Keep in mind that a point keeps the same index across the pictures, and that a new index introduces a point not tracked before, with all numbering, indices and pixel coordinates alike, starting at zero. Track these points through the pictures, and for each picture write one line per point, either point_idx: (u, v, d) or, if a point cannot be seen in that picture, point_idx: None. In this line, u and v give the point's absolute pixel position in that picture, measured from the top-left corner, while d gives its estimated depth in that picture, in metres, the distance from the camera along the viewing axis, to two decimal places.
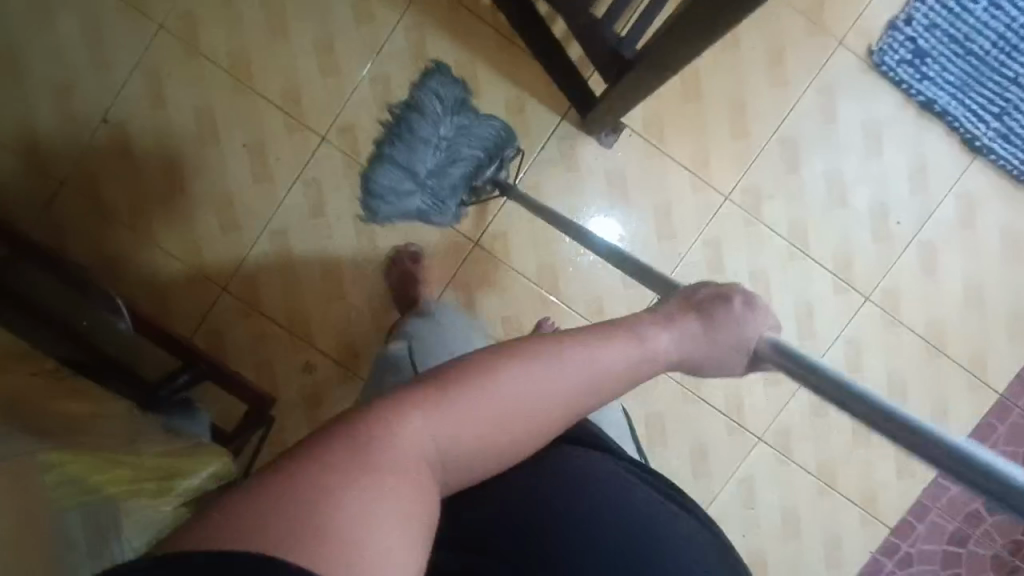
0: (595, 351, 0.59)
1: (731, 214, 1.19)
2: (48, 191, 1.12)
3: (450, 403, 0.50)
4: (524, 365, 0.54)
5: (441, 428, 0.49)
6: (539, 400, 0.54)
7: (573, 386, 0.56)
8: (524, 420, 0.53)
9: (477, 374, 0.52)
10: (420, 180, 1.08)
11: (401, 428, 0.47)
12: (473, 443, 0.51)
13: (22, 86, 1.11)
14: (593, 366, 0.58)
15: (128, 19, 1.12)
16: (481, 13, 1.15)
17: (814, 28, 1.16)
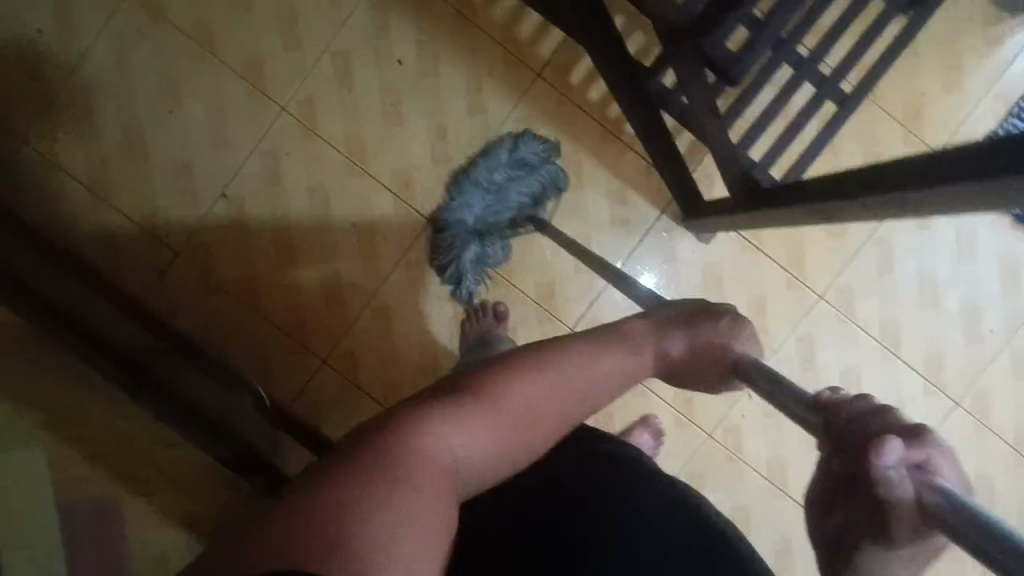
0: (585, 365, 0.69)
1: (825, 313, 1.20)
2: (163, 261, 1.16)
3: (464, 414, 0.58)
4: (518, 380, 0.64)
5: (460, 436, 0.57)
6: (534, 410, 0.63)
7: (564, 399, 0.66)
8: (525, 426, 0.62)
9: (480, 393, 0.61)
10: (473, 225, 1.16)
11: (427, 436, 0.55)
12: (481, 451, 0.58)
13: (146, 161, 1.15)
14: (583, 381, 0.68)
15: (250, 100, 1.15)
16: (590, 109, 1.17)
17: (912, 136, 1.17)
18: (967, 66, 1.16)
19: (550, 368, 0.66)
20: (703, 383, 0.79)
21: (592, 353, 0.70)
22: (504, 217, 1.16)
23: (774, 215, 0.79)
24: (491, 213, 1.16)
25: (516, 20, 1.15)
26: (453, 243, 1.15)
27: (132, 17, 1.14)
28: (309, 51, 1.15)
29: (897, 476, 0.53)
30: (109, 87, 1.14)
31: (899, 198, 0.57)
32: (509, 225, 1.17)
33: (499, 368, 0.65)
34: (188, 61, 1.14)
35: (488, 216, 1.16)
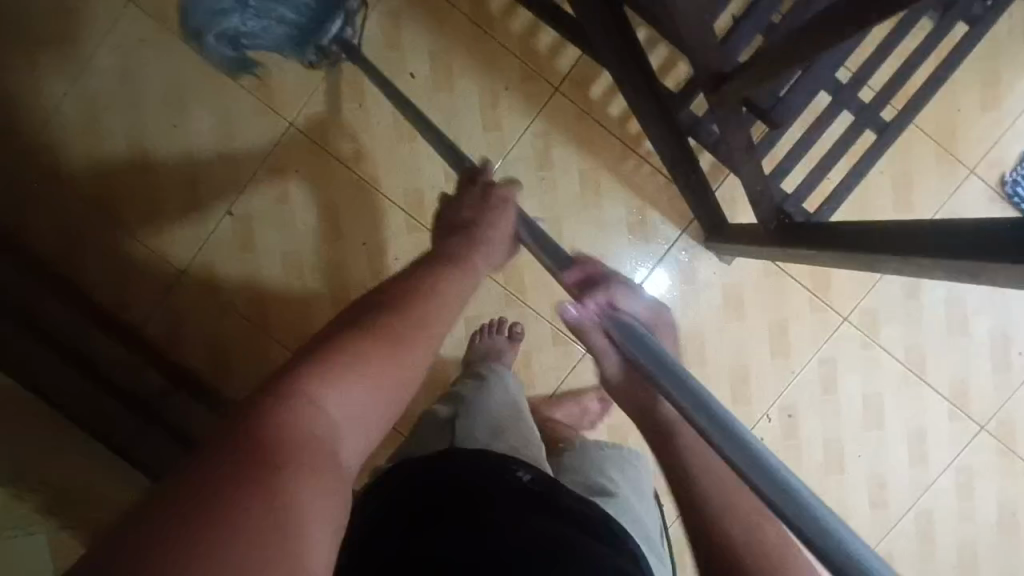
0: (444, 300, 0.68)
1: (849, 336, 1.16)
2: (167, 279, 1.13)
3: (339, 368, 0.55)
4: (383, 323, 0.61)
5: (340, 394, 0.54)
6: (411, 347, 0.61)
7: (435, 330, 0.64)
8: (406, 366, 0.59)
9: (350, 342, 0.57)
10: (244, 3, 0.89)
11: (305, 400, 0.51)
12: (366, 405, 0.55)
13: (149, 175, 1.11)
14: (440, 312, 0.66)
15: (257, 113, 1.11)
16: (610, 124, 1.12)
17: (945, 154, 1.13)
18: (1005, 83, 1.12)
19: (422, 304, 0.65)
20: (502, 260, 0.80)
21: (459, 287, 0.71)
22: (285, 14, 0.91)
23: (810, 258, 0.75)
24: (266, 0, 0.89)
25: (535, 32, 1.10)
26: (217, 22, 0.91)
27: (136, 26, 1.09)
28: None
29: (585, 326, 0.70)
30: (112, 98, 1.10)
31: (935, 269, 0.53)
32: (294, 31, 0.94)
33: (365, 314, 0.61)
34: (193, 73, 1.10)
35: (263, 1, 0.89)
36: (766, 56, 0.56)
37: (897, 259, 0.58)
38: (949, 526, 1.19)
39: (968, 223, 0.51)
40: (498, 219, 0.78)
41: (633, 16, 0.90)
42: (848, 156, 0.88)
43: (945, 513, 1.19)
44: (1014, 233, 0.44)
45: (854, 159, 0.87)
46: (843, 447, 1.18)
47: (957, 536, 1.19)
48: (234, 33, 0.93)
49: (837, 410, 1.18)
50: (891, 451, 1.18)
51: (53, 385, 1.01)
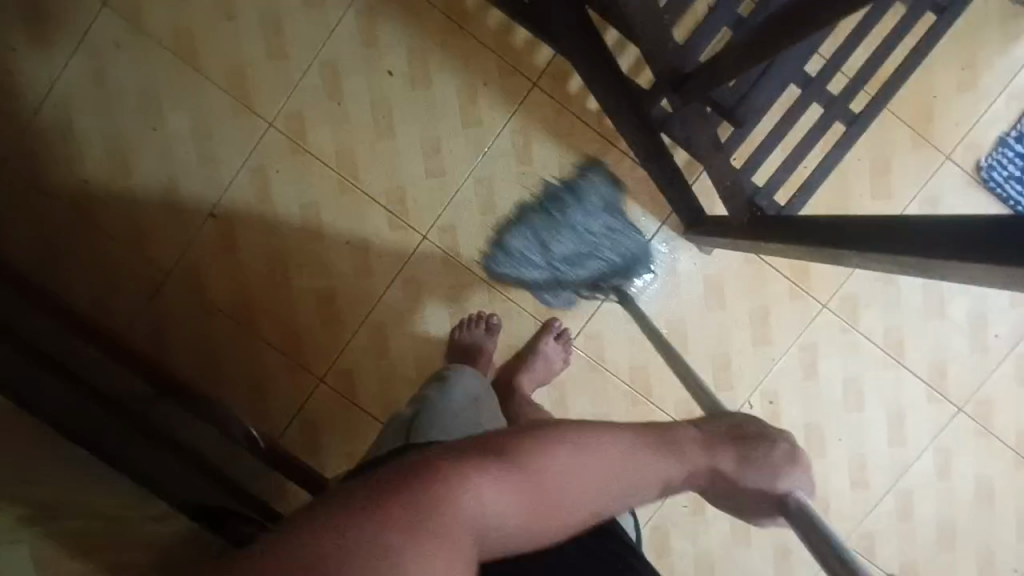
0: (637, 457, 0.64)
1: (829, 322, 1.18)
2: (152, 282, 1.13)
3: (508, 468, 0.56)
4: (573, 455, 0.60)
5: (502, 497, 0.55)
6: (581, 487, 0.59)
7: (615, 482, 0.62)
8: (572, 508, 0.59)
9: (533, 461, 0.58)
10: (550, 259, 1.15)
11: (468, 490, 0.53)
12: (520, 518, 0.56)
13: (130, 179, 1.12)
14: (629, 472, 0.63)
15: (236, 115, 1.11)
16: (588, 118, 1.13)
17: (921, 140, 1.14)
18: (980, 68, 1.12)
19: (606, 444, 0.62)
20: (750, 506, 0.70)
21: (642, 441, 0.65)
22: (583, 272, 1.16)
23: (778, 251, 0.76)
24: (570, 259, 1.15)
25: (511, 27, 1.11)
26: (519, 262, 1.15)
27: (111, 30, 1.09)
28: (296, 62, 1.10)
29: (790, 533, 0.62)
30: (91, 102, 1.10)
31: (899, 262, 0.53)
32: (587, 285, 1.16)
33: (563, 426, 0.62)
34: (170, 76, 1.10)
35: (566, 259, 1.15)
36: (726, 57, 0.57)
37: (858, 254, 0.59)
38: (928, 504, 1.21)
39: (921, 220, 0.53)
40: (757, 454, 0.69)
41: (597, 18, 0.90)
42: (819, 146, 0.89)
43: (925, 491, 1.21)
44: (961, 229, 0.46)
45: (826, 148, 0.88)
46: (825, 431, 1.20)
47: (937, 514, 1.22)
48: (528, 282, 1.16)
49: (818, 395, 1.20)
50: (872, 433, 1.20)
51: (31, 387, 0.85)
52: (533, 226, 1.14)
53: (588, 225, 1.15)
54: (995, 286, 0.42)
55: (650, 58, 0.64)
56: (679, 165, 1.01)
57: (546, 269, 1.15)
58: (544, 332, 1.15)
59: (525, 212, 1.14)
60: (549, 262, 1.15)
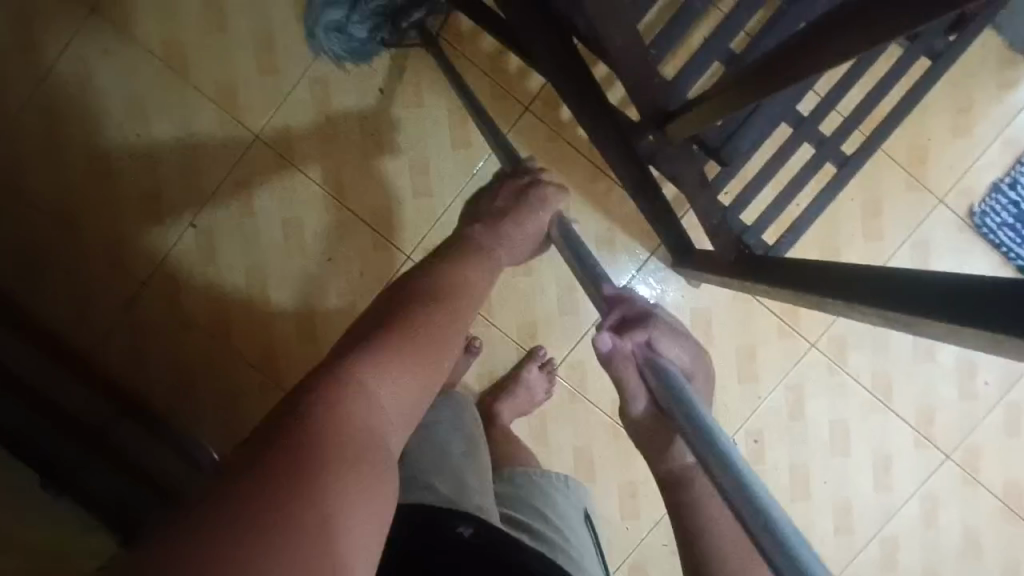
0: (474, 286, 0.71)
1: (816, 361, 1.16)
2: (128, 292, 1.11)
3: (381, 348, 0.58)
4: (422, 307, 0.64)
5: (388, 377, 0.56)
6: (446, 338, 0.63)
7: (466, 315, 0.67)
8: (448, 344, 0.63)
9: (387, 328, 0.60)
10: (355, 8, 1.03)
11: (357, 390, 0.54)
12: (416, 386, 0.58)
13: (111, 185, 1.10)
14: (471, 300, 0.69)
15: (222, 127, 1.09)
16: (580, 145, 1.11)
17: (914, 182, 1.13)
18: (976, 113, 1.12)
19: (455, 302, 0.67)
20: (524, 256, 0.83)
21: (473, 268, 0.72)
22: None
23: (765, 293, 0.74)
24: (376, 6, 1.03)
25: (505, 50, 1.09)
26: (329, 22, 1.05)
27: (98, 37, 1.08)
28: (285, 76, 1.09)
29: (620, 357, 0.65)
30: (75, 109, 1.08)
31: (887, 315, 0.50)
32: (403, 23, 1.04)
33: (395, 295, 0.65)
34: (156, 86, 1.08)
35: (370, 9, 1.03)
36: (711, 98, 0.55)
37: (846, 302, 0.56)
38: (914, 553, 1.18)
39: (915, 271, 0.50)
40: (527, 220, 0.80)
41: (587, 49, 0.90)
42: (811, 187, 0.87)
43: (911, 540, 1.18)
44: (949, 288, 0.44)
45: (819, 190, 0.87)
46: (809, 472, 1.18)
47: (921, 563, 1.19)
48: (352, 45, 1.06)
49: (804, 436, 1.17)
50: (857, 478, 1.18)
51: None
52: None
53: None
54: (986, 352, 0.39)
55: (636, 94, 0.63)
56: (669, 198, 1.00)
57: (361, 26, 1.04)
58: (529, 360, 1.12)
59: None
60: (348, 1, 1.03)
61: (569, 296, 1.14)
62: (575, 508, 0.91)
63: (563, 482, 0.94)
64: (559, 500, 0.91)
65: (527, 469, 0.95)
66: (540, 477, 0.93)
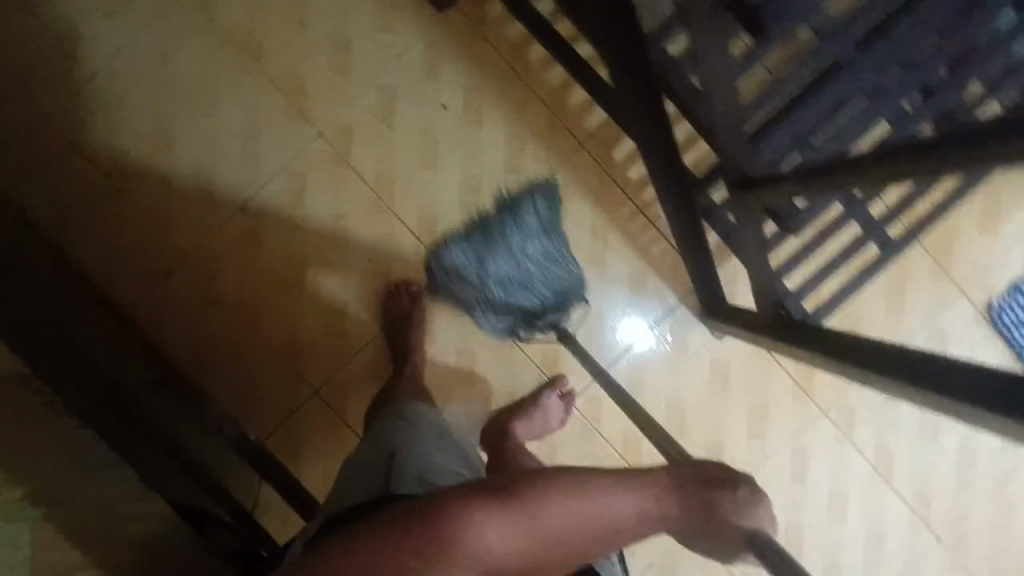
0: (623, 504, 0.64)
1: (825, 430, 1.19)
2: (168, 263, 1.13)
3: (512, 509, 0.62)
4: (576, 491, 0.64)
5: (501, 533, 0.61)
6: (584, 529, 0.63)
7: (619, 525, 0.64)
8: (580, 537, 0.63)
9: (528, 494, 0.63)
10: (487, 277, 1.13)
11: (464, 528, 0.61)
12: (523, 553, 0.62)
13: (169, 158, 1.12)
14: (624, 519, 0.64)
15: (287, 118, 1.12)
16: (627, 187, 1.15)
17: (939, 271, 1.17)
18: (1005, 213, 1.17)
19: (615, 488, 0.65)
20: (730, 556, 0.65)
21: (631, 486, 0.65)
22: (539, 271, 1.13)
23: (795, 355, 0.77)
24: (511, 283, 1.13)
25: (570, 86, 1.13)
26: (456, 279, 1.13)
27: (182, 15, 1.11)
28: (355, 80, 1.12)
29: None
30: (148, 81, 1.11)
31: (904, 390, 0.52)
32: (522, 316, 1.14)
33: (573, 472, 0.66)
34: (230, 70, 1.12)
35: (504, 283, 1.13)
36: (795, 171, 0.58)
37: (869, 378, 0.58)
38: None
39: (926, 351, 0.53)
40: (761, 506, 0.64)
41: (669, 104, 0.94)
42: (853, 263, 0.91)
43: None
44: (963, 369, 0.46)
45: (860, 266, 0.90)
46: (805, 537, 1.19)
47: None
48: (467, 301, 1.14)
49: (804, 500, 1.19)
50: (851, 549, 1.20)
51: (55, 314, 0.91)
52: (495, 236, 1.12)
53: (525, 250, 1.12)
54: (996, 433, 0.41)
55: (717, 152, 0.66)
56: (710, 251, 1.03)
57: (482, 290, 1.13)
58: (550, 387, 1.14)
59: (472, 231, 1.13)
60: (484, 275, 1.13)
61: (597, 331, 1.17)
62: None
63: None
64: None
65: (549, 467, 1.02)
66: None
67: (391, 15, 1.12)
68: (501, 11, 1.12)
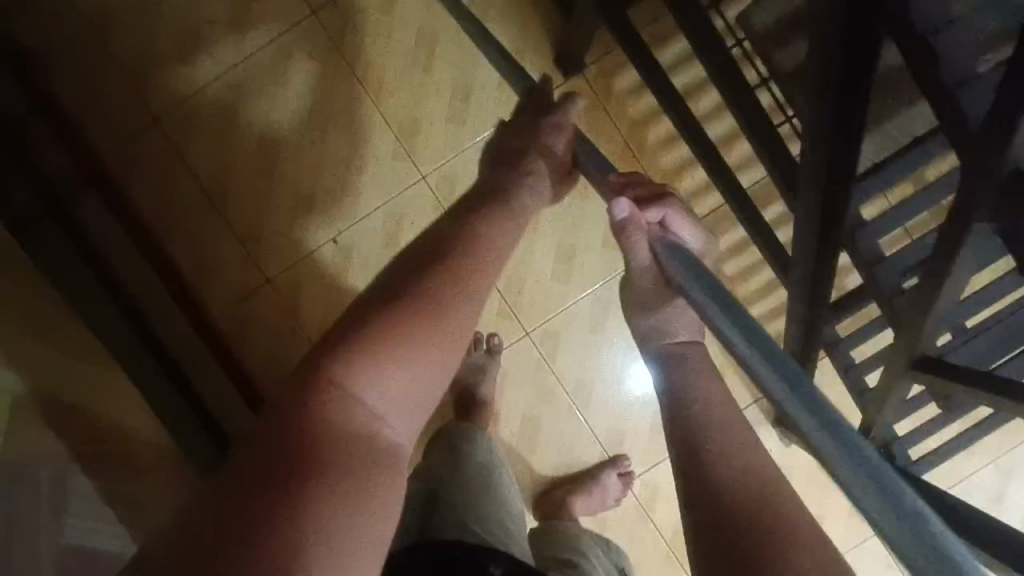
0: (476, 245, 0.63)
1: (875, 549, 1.18)
2: (250, 282, 1.11)
3: (366, 341, 0.54)
4: (424, 284, 0.58)
5: (376, 372, 0.53)
6: (455, 317, 0.58)
7: (479, 293, 0.61)
8: (448, 331, 0.57)
9: (379, 312, 0.56)
10: None
11: (334, 388, 0.52)
12: (414, 371, 0.55)
13: (271, 177, 1.10)
14: (473, 265, 0.62)
15: (395, 157, 1.11)
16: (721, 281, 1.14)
17: None
18: None
19: (467, 235, 0.64)
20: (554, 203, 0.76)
21: (486, 219, 0.66)
22: None
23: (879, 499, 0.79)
24: None
25: (683, 172, 1.12)
26: None
27: (307, 39, 1.09)
28: (470, 130, 1.10)
29: None
30: (260, 98, 1.09)
31: None
32: None
33: (386, 296, 0.57)
34: (346, 100, 1.10)
35: None
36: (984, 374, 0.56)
37: None
38: None
39: None
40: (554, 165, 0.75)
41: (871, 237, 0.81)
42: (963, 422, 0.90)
43: None
44: None
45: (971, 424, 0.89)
46: None
47: None
48: None
49: None
50: None
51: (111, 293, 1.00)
52: None
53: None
54: None
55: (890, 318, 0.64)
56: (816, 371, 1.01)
57: None
58: (609, 466, 1.13)
59: None
60: None
61: (665, 417, 1.15)
62: (607, 554, 0.99)
63: (599, 541, 1.02)
64: (591, 566, 0.94)
65: (570, 527, 1.04)
66: (579, 536, 1.01)
67: None
68: (628, 86, 1.11)
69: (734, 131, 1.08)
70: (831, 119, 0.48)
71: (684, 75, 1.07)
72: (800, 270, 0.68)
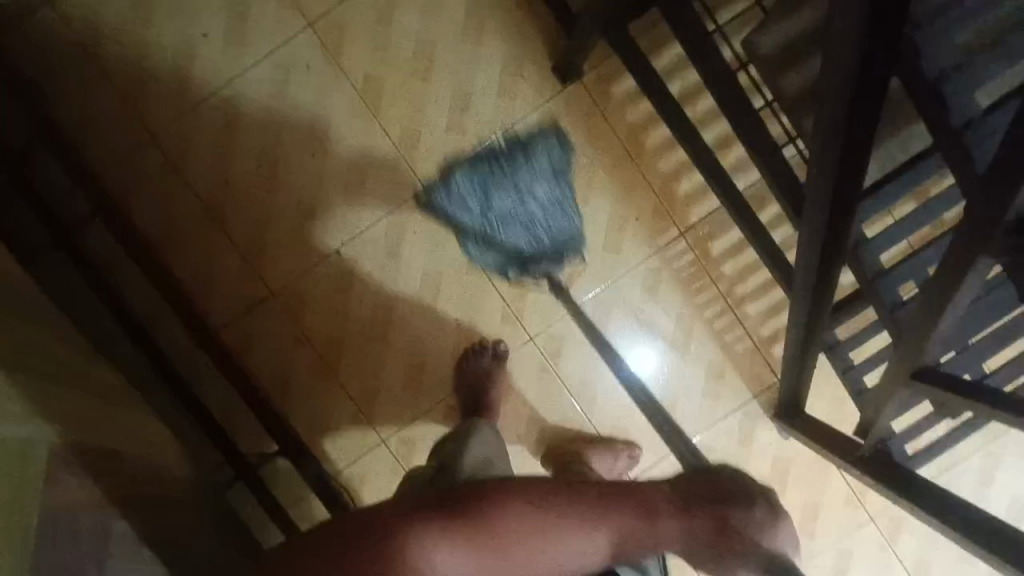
0: (583, 518, 0.73)
1: (870, 535, 1.22)
2: (254, 296, 1.11)
3: (463, 522, 0.70)
4: (525, 507, 0.72)
5: (447, 546, 0.68)
6: (526, 550, 0.71)
7: (554, 543, 0.72)
8: (519, 555, 0.70)
9: (485, 507, 0.71)
10: None
11: (415, 539, 0.67)
12: (474, 560, 0.69)
13: (272, 191, 1.10)
14: (566, 529, 0.72)
15: (396, 168, 1.11)
16: (720, 281, 1.16)
17: None
18: None
19: (574, 495, 0.75)
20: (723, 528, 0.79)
21: (605, 502, 0.75)
22: None
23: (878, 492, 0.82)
24: None
25: (679, 176, 1.14)
26: None
27: (302, 51, 1.09)
28: (468, 140, 1.11)
29: None
30: (259, 114, 1.09)
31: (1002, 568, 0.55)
32: None
33: (499, 501, 0.72)
34: (345, 113, 1.10)
35: None
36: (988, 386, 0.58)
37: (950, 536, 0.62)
38: None
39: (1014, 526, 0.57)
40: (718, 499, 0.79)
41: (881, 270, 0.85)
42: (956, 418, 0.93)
43: None
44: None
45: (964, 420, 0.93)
46: None
47: None
48: None
49: None
50: None
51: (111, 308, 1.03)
52: None
53: (531, 189, 1.12)
54: None
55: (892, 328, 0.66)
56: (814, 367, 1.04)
57: None
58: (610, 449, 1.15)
59: None
60: None
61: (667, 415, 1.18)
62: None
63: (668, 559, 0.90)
64: None
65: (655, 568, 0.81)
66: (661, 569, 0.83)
67: (514, 85, 1.11)
68: (625, 91, 1.12)
69: (729, 135, 1.10)
70: (838, 151, 0.48)
71: (679, 81, 1.09)
72: (803, 281, 0.70)
